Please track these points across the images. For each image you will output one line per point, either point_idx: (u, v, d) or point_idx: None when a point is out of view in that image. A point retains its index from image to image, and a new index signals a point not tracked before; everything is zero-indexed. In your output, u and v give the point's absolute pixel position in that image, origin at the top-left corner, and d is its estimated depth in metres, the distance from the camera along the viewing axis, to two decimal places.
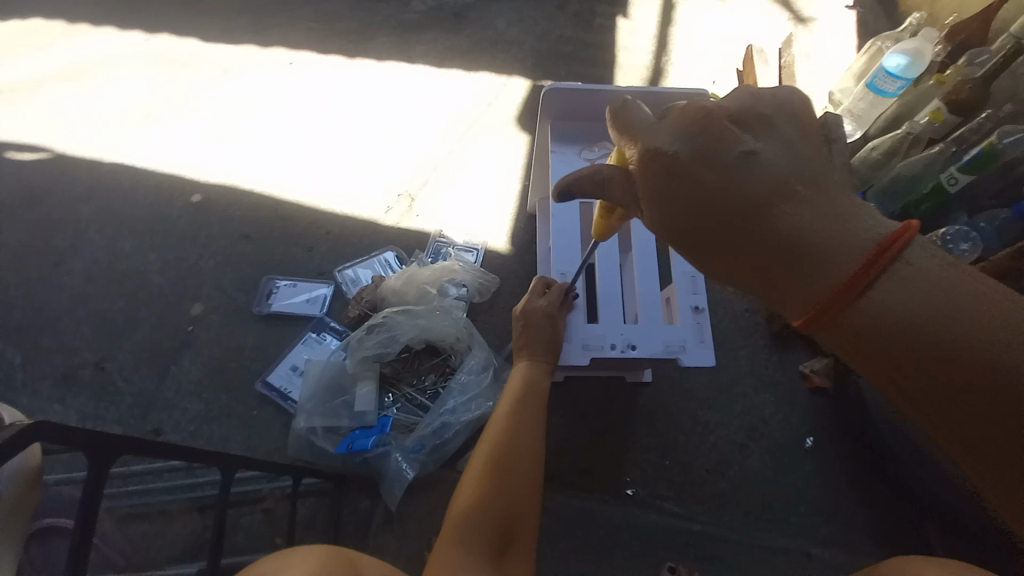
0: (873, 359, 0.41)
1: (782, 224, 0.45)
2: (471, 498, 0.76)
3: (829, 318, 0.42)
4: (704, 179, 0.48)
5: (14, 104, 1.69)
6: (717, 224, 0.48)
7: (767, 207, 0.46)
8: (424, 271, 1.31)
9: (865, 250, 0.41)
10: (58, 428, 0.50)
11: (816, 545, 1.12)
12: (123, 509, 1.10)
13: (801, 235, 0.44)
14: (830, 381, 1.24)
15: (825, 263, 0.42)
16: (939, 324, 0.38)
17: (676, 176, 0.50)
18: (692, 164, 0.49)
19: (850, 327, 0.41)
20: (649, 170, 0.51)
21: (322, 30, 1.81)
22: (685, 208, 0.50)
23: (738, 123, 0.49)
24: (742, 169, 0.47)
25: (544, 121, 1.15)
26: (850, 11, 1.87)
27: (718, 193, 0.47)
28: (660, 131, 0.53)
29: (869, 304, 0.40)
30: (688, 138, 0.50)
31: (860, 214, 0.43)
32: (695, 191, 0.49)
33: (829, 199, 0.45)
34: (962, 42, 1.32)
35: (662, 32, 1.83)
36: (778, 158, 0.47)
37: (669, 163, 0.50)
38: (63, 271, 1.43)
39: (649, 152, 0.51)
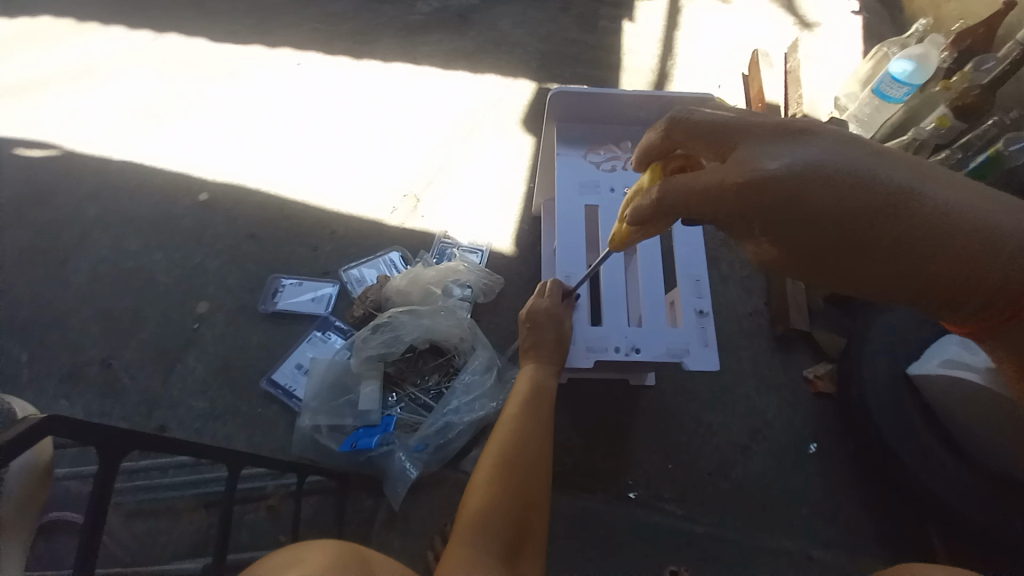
0: (1005, 315, 0.52)
1: (928, 225, 0.50)
2: (483, 500, 0.76)
3: (979, 292, 0.51)
4: (821, 195, 0.53)
5: (23, 101, 1.71)
6: (854, 234, 0.53)
7: (909, 210, 0.50)
8: (429, 272, 1.31)
9: (1011, 237, 0.48)
10: (69, 422, 0.51)
11: (818, 549, 1.11)
12: (129, 507, 1.12)
13: (955, 232, 0.49)
14: (833, 385, 1.24)
15: (982, 253, 0.49)
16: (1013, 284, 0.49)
17: (800, 197, 0.54)
18: (816, 185, 0.53)
19: (1007, 293, 0.50)
20: (771, 192, 0.55)
21: (328, 32, 1.82)
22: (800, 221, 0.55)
23: (842, 143, 0.54)
24: (875, 179, 0.51)
25: (548, 124, 1.16)
26: (857, 16, 1.87)
27: (855, 205, 0.52)
28: (772, 152, 0.56)
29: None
30: (803, 156, 0.54)
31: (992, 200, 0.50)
32: (830, 207, 0.53)
33: (947, 187, 0.51)
34: (968, 48, 1.32)
35: (667, 35, 1.83)
36: (890, 161, 0.52)
37: (795, 183, 0.54)
38: (70, 268, 1.44)
39: (765, 176, 0.55)
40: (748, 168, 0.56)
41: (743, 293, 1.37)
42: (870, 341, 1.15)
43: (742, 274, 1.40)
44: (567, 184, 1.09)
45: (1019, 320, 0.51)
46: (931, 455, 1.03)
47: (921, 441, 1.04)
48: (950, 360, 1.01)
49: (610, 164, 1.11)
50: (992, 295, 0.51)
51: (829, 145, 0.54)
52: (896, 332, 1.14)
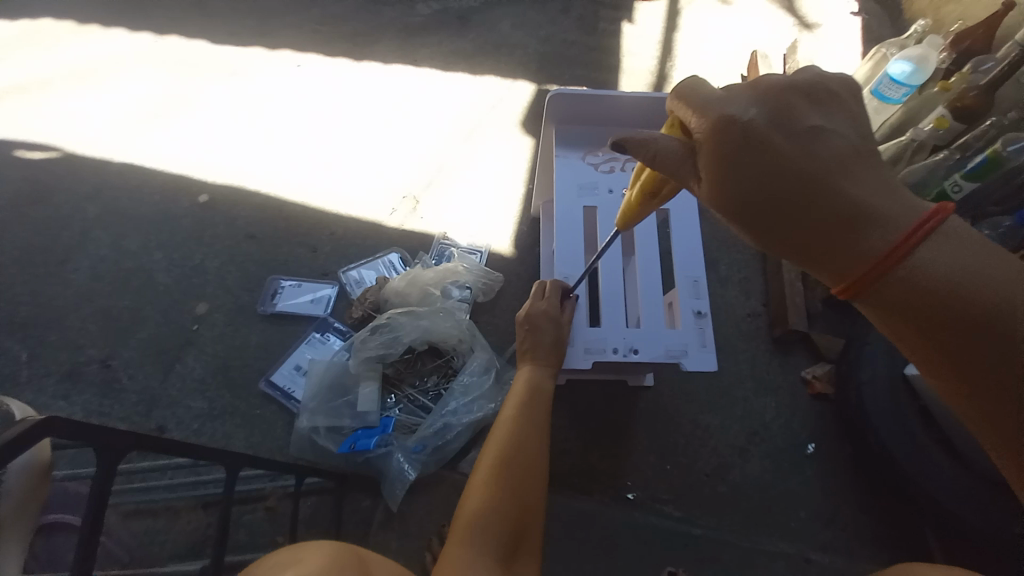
0: (911, 329, 0.43)
1: (836, 200, 0.45)
2: (481, 501, 0.76)
3: (868, 289, 0.44)
4: (774, 147, 0.47)
5: (24, 102, 1.72)
6: (769, 196, 0.48)
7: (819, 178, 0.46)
8: (428, 273, 1.32)
9: (906, 230, 0.43)
10: (68, 423, 0.51)
11: (815, 550, 1.11)
12: (128, 507, 1.12)
13: (853, 213, 0.45)
14: (831, 387, 1.24)
15: (868, 240, 0.44)
16: (948, 289, 0.40)
17: (747, 141, 0.48)
18: (769, 137, 0.47)
19: (897, 297, 0.42)
20: (707, 133, 0.49)
21: (328, 34, 1.82)
22: (750, 178, 0.48)
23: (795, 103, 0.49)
24: (804, 144, 0.47)
25: (547, 125, 1.16)
26: (856, 18, 1.87)
27: (780, 165, 0.47)
28: (722, 94, 0.51)
29: (923, 273, 0.41)
30: (754, 105, 0.49)
31: (908, 196, 0.45)
32: (755, 159, 0.48)
33: (872, 173, 0.46)
34: (965, 50, 1.33)
35: (667, 37, 1.83)
36: (828, 130, 0.48)
37: (730, 126, 0.49)
38: (69, 269, 1.45)
39: (716, 118, 0.49)
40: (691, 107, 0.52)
41: (742, 294, 1.37)
42: (868, 342, 1.15)
43: (740, 275, 1.40)
44: (565, 185, 1.09)
45: (932, 342, 0.42)
46: (930, 456, 1.03)
47: (918, 444, 1.04)
48: None
49: (609, 166, 1.11)
50: (912, 306, 0.42)
51: (780, 101, 0.49)
52: None
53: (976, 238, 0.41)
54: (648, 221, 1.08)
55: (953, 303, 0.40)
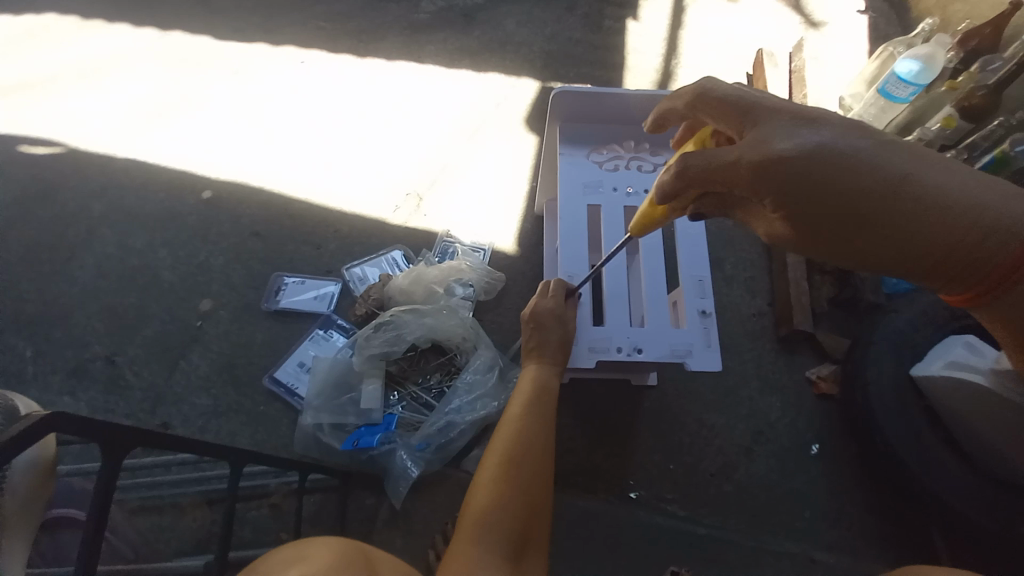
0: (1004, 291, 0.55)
1: (923, 202, 0.53)
2: (488, 500, 0.75)
3: (954, 269, 0.56)
4: (844, 175, 0.55)
5: (29, 98, 1.72)
6: (856, 214, 0.56)
7: (902, 188, 0.54)
8: (431, 271, 1.31)
9: (996, 214, 0.52)
10: (73, 419, 0.51)
11: (820, 550, 1.11)
12: (133, 503, 1.12)
13: (943, 208, 0.53)
14: (836, 387, 1.23)
15: (962, 229, 0.53)
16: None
17: (817, 174, 0.55)
18: (840, 166, 0.55)
19: (995, 270, 0.54)
20: (786, 173, 0.56)
21: (332, 31, 1.82)
22: (828, 202, 0.56)
23: (851, 126, 0.57)
24: (880, 159, 0.54)
25: (552, 123, 1.15)
26: (863, 16, 1.86)
27: (862, 186, 0.55)
28: (783, 134, 0.58)
29: (1017, 247, 0.53)
30: (819, 136, 0.56)
31: (977, 178, 0.54)
32: (839, 188, 0.55)
33: (942, 166, 0.54)
34: (973, 48, 1.32)
35: (672, 35, 1.82)
36: (893, 142, 0.56)
37: (807, 164, 0.56)
38: (75, 265, 1.45)
39: (780, 158, 0.56)
40: (761, 153, 0.57)
41: (747, 293, 1.37)
42: (875, 342, 1.14)
43: (745, 275, 1.39)
44: (570, 184, 1.09)
45: (1015, 297, 0.55)
46: (935, 457, 1.03)
47: (924, 445, 1.04)
48: (954, 363, 1.02)
49: (614, 164, 1.11)
50: (990, 275, 0.55)
51: (839, 128, 0.57)
52: (902, 334, 1.12)
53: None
54: None
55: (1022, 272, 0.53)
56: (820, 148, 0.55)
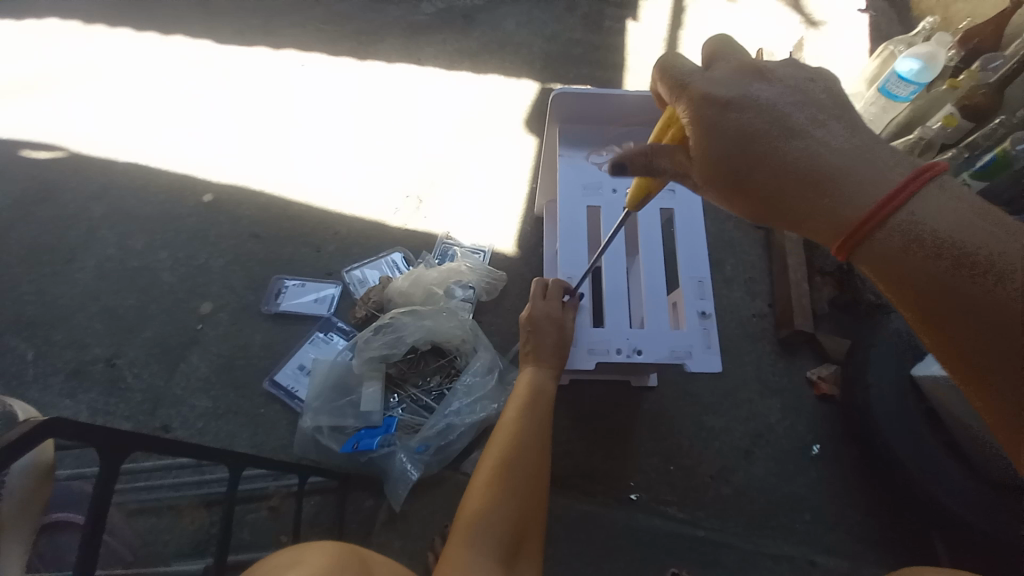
0: (907, 282, 0.44)
1: (809, 162, 0.50)
2: (483, 503, 0.75)
3: (855, 248, 0.47)
4: (749, 122, 0.53)
5: (31, 100, 1.73)
6: (749, 163, 0.53)
7: (794, 144, 0.51)
8: (431, 273, 1.32)
9: (887, 188, 0.46)
10: (71, 424, 0.51)
11: (821, 553, 1.11)
12: (132, 506, 1.12)
13: (828, 169, 0.49)
14: (837, 388, 1.23)
15: (844, 197, 0.48)
16: (924, 250, 0.43)
17: (728, 115, 0.54)
18: (748, 114, 0.53)
19: (884, 250, 0.45)
20: (704, 113, 0.55)
21: (332, 33, 1.82)
22: (732, 146, 0.54)
23: (791, 82, 0.54)
24: (789, 115, 0.52)
25: (550, 125, 1.15)
26: (864, 15, 1.85)
27: (762, 135, 0.52)
28: (721, 78, 0.56)
29: (910, 226, 0.44)
30: (754, 85, 0.54)
31: (892, 155, 0.48)
32: (742, 132, 0.53)
33: (851, 136, 0.50)
34: (975, 47, 1.31)
35: (672, 34, 1.82)
36: (818, 103, 0.52)
37: (724, 107, 0.54)
38: (75, 268, 1.45)
39: (710, 98, 0.55)
40: (695, 91, 0.57)
41: (746, 294, 1.37)
42: (875, 344, 1.13)
43: (745, 275, 1.39)
44: (569, 185, 1.09)
45: (912, 289, 0.44)
46: (938, 460, 1.02)
47: (926, 447, 1.03)
48: None
49: None
50: (888, 263, 0.45)
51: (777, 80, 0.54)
52: (902, 336, 1.12)
53: (954, 193, 0.44)
54: (652, 222, 1.08)
55: (925, 259, 0.43)
56: (740, 94, 0.54)
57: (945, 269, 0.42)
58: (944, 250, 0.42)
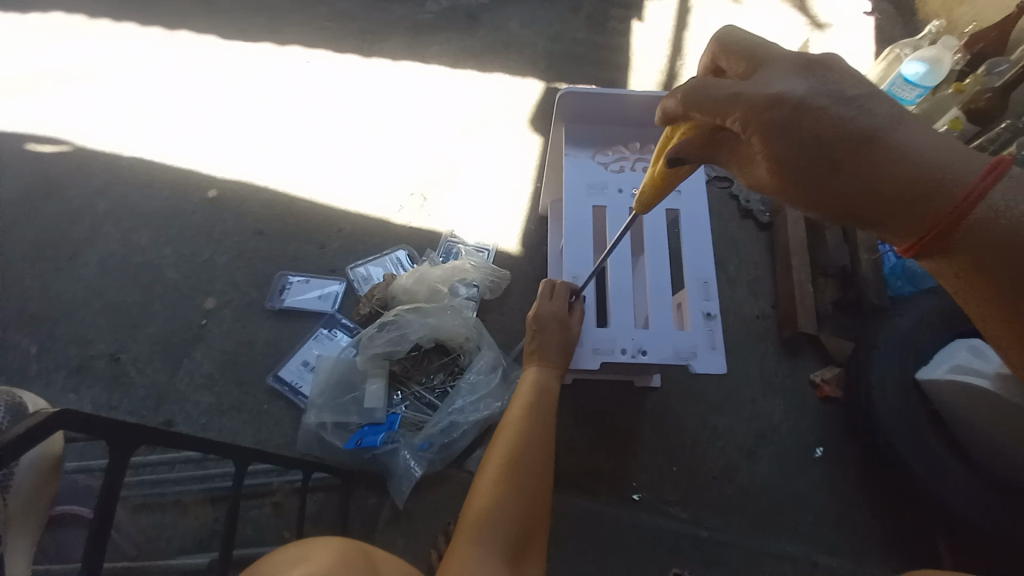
0: (974, 272, 0.48)
1: (889, 159, 0.49)
2: (489, 500, 0.76)
3: (934, 246, 0.49)
4: (825, 123, 0.50)
5: (36, 95, 1.73)
6: (826, 169, 0.52)
7: (873, 140, 0.49)
8: (436, 271, 1.32)
9: (966, 185, 0.47)
10: (79, 416, 0.51)
11: (824, 554, 1.11)
12: (137, 501, 1.12)
13: (913, 171, 0.48)
14: (841, 390, 1.23)
15: (931, 195, 0.48)
16: (1003, 242, 0.45)
17: (801, 118, 0.51)
18: (822, 115, 0.51)
19: (962, 246, 0.48)
20: (769, 116, 0.52)
21: (337, 30, 1.82)
22: (811, 150, 0.52)
23: (843, 74, 0.52)
24: (864, 111, 0.50)
25: (557, 124, 1.15)
26: (868, 18, 1.85)
27: (834, 134, 0.50)
28: (778, 76, 0.53)
29: (992, 221, 0.46)
30: (807, 83, 0.52)
31: (961, 145, 0.49)
32: (818, 135, 0.51)
33: (920, 128, 0.50)
34: (980, 51, 1.31)
35: (676, 35, 1.82)
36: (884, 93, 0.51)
37: (795, 108, 0.51)
38: (80, 262, 1.45)
39: (774, 99, 0.52)
40: (756, 93, 0.53)
41: (750, 295, 1.37)
42: (879, 345, 1.13)
43: (749, 277, 1.39)
44: (575, 184, 1.09)
45: (988, 280, 0.47)
46: (944, 462, 1.02)
47: (931, 450, 1.03)
48: (959, 366, 1.03)
49: (619, 165, 1.11)
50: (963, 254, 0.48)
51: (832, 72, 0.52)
52: (906, 338, 1.12)
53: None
54: (657, 221, 1.08)
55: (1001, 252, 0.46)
56: (811, 93, 0.51)
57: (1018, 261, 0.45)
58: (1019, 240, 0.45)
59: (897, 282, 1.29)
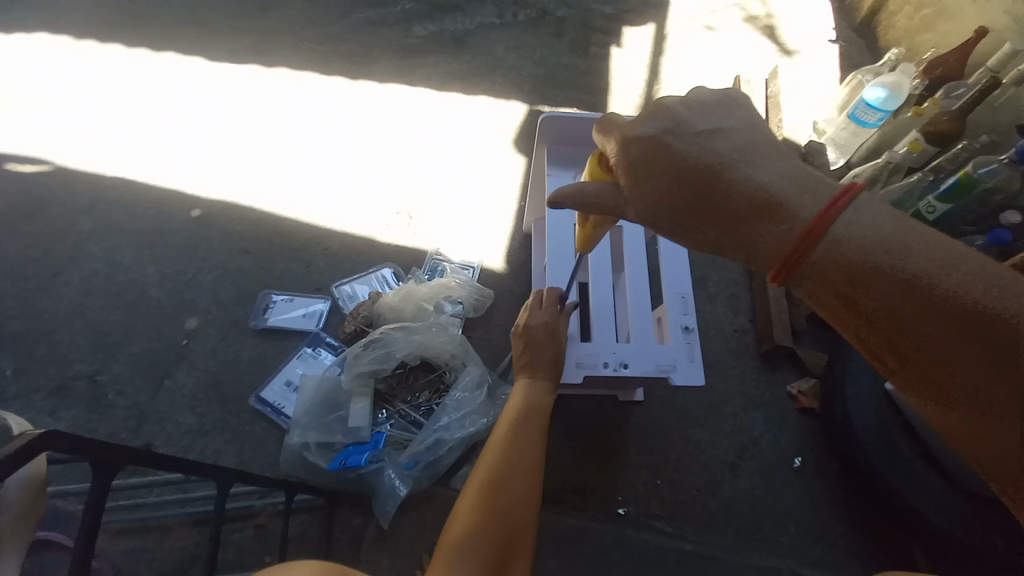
0: (841, 300, 0.47)
1: (739, 189, 0.53)
2: (471, 517, 0.76)
3: (796, 273, 0.50)
4: (680, 163, 0.55)
5: (20, 114, 1.72)
6: (690, 200, 0.56)
7: (723, 174, 0.54)
8: (422, 289, 1.34)
9: (815, 213, 0.49)
10: (65, 436, 0.51)
11: (806, 565, 1.13)
12: (114, 526, 1.09)
13: (761, 200, 0.52)
14: (817, 402, 1.26)
15: (779, 225, 0.51)
16: (866, 267, 0.45)
17: (653, 159, 0.57)
18: (673, 156, 0.56)
19: (820, 275, 0.48)
20: (630, 156, 0.58)
21: (326, 53, 1.86)
22: (670, 189, 0.57)
23: (698, 112, 0.57)
24: (709, 152, 0.55)
25: (540, 146, 1.19)
26: (834, 45, 1.96)
27: (691, 174, 0.55)
28: (635, 120, 0.59)
29: (843, 244, 0.46)
30: (663, 123, 0.57)
31: (809, 177, 0.52)
32: (675, 174, 0.56)
33: (772, 158, 0.54)
34: (940, 76, 1.41)
35: (654, 60, 1.90)
36: (744, 132, 0.56)
37: (651, 150, 0.57)
38: (60, 282, 1.43)
39: (631, 139, 0.58)
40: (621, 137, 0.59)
41: (729, 309, 1.41)
42: (853, 358, 1.17)
43: (728, 292, 1.43)
44: None
45: (852, 305, 0.46)
46: (918, 471, 1.05)
47: (905, 459, 1.07)
48: None
49: None
50: (831, 284, 0.47)
51: (688, 115, 0.57)
52: None
53: (877, 211, 0.47)
54: (639, 241, 1.11)
55: (871, 277, 0.45)
56: (657, 136, 0.57)
57: (870, 291, 0.45)
58: (871, 266, 0.45)
59: None
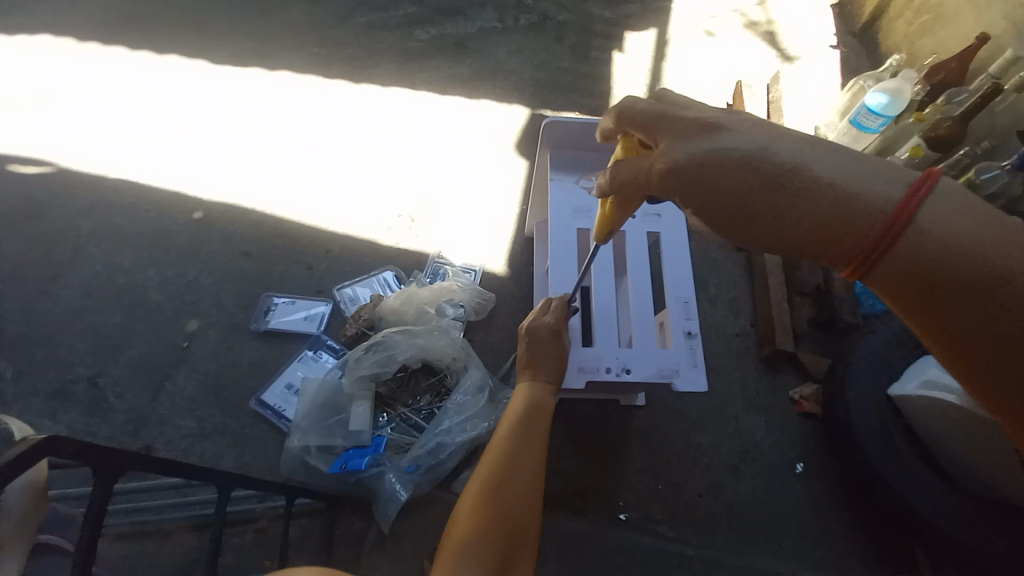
0: (919, 291, 0.47)
1: (805, 187, 0.53)
2: (473, 519, 0.76)
3: (874, 265, 0.50)
4: (735, 176, 0.56)
5: (21, 116, 1.72)
6: (749, 209, 0.57)
7: (790, 176, 0.54)
8: (423, 292, 1.33)
9: (891, 203, 0.48)
10: (67, 441, 0.51)
11: (808, 571, 1.12)
12: (114, 530, 1.09)
13: (829, 198, 0.51)
14: (819, 406, 1.26)
15: (852, 221, 0.50)
16: (950, 255, 0.46)
17: (703, 179, 0.59)
18: (725, 170, 0.57)
19: (904, 262, 0.48)
20: (678, 177, 0.60)
21: (327, 56, 1.86)
22: (725, 199, 0.58)
23: (741, 126, 0.59)
24: (764, 159, 0.55)
25: (542, 150, 1.19)
26: (834, 51, 1.96)
27: (748, 184, 0.56)
28: (679, 143, 0.61)
29: (929, 233, 0.47)
30: (709, 143, 0.59)
31: (876, 166, 0.52)
32: (730, 185, 0.57)
33: (834, 156, 0.53)
34: (940, 81, 1.42)
35: (655, 65, 1.91)
36: (793, 135, 0.57)
37: (701, 169, 0.58)
38: (61, 285, 1.43)
39: (674, 165, 0.60)
40: (663, 161, 0.61)
41: (730, 313, 1.41)
42: (854, 362, 1.17)
43: (729, 296, 1.43)
44: (559, 207, 1.13)
45: (932, 300, 0.47)
46: (920, 475, 1.05)
47: (907, 463, 1.07)
48: (930, 381, 1.04)
49: None
50: (913, 274, 0.47)
51: (733, 129, 0.58)
52: (880, 355, 1.16)
53: (956, 199, 0.47)
54: (641, 245, 1.11)
55: (960, 264, 0.45)
56: (705, 155, 0.58)
57: (960, 277, 0.45)
58: (961, 253, 0.45)
59: (868, 301, 1.36)
